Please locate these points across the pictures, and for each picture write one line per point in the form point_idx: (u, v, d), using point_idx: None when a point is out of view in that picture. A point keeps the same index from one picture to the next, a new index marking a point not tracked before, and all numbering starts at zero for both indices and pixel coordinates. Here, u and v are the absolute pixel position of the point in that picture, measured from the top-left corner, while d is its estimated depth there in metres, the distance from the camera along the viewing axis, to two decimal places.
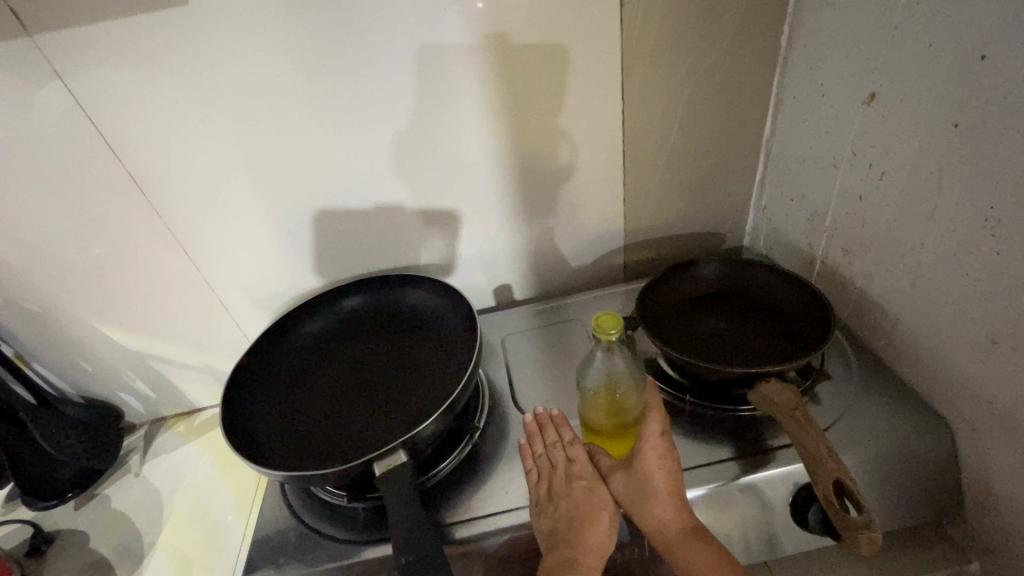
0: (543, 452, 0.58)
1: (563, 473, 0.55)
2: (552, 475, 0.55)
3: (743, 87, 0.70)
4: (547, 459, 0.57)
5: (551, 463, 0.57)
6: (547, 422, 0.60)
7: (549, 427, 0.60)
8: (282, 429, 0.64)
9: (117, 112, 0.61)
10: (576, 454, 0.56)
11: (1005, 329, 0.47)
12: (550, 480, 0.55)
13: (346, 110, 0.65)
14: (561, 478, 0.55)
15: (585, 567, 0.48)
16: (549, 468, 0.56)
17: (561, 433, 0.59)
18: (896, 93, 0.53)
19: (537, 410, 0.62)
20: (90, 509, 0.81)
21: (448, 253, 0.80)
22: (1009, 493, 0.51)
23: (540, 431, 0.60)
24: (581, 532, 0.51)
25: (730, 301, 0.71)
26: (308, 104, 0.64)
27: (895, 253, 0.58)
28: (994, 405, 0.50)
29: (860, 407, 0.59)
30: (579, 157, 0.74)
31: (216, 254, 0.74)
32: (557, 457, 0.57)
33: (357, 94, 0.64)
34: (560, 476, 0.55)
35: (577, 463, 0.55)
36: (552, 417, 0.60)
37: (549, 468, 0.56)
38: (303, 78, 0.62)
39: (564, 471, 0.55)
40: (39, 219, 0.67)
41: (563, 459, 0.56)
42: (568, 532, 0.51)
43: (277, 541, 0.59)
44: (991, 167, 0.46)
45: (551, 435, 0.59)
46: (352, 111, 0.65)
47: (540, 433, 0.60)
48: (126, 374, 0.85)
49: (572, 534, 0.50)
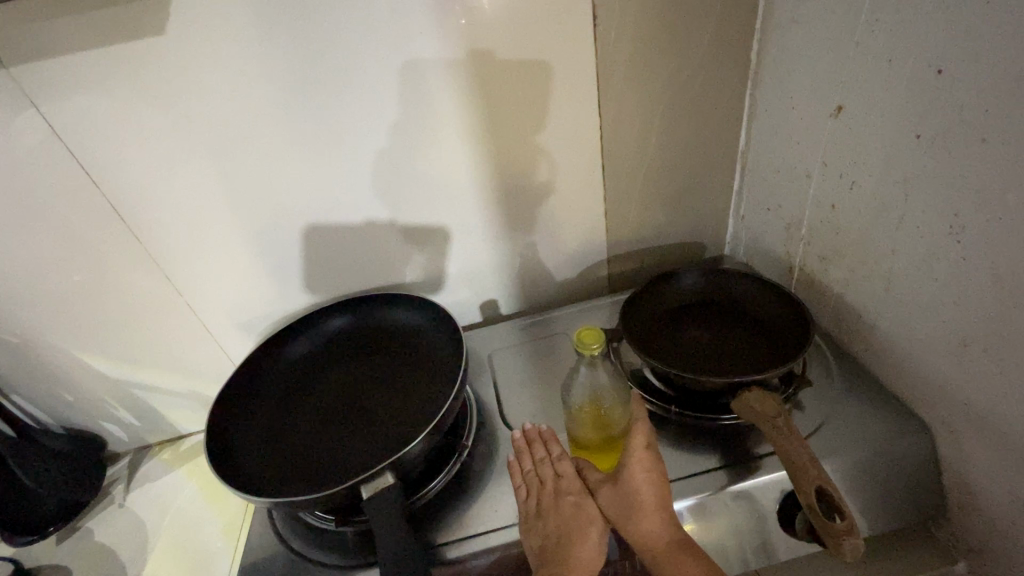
0: (532, 468, 0.58)
1: (551, 489, 0.55)
2: (541, 491, 0.56)
3: (716, 101, 0.72)
4: (536, 475, 0.57)
5: (540, 479, 0.57)
6: (536, 437, 0.60)
7: (538, 444, 0.60)
8: (269, 453, 0.63)
9: (95, 140, 0.61)
10: (564, 468, 0.56)
11: (976, 332, 0.48)
12: (540, 497, 0.55)
13: (327, 129, 0.66)
14: (550, 494, 0.55)
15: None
16: (538, 484, 0.56)
17: (550, 448, 0.59)
18: (861, 106, 0.55)
19: (526, 427, 0.62)
20: (72, 543, 0.79)
21: (433, 271, 0.80)
22: (988, 493, 0.52)
23: (529, 447, 0.60)
24: (569, 548, 0.51)
25: (713, 311, 0.71)
26: (290, 124, 0.65)
27: (869, 260, 0.59)
28: (969, 406, 0.51)
29: (841, 413, 0.60)
30: (559, 172, 0.75)
31: (197, 278, 0.74)
32: (546, 472, 0.57)
33: (337, 114, 0.65)
34: (550, 492, 0.55)
35: (565, 478, 0.56)
36: (540, 432, 0.60)
37: (538, 485, 0.56)
38: (282, 100, 0.63)
39: (553, 487, 0.55)
40: (17, 249, 0.67)
41: (551, 475, 0.56)
42: (557, 549, 0.51)
43: (265, 569, 0.58)
44: (952, 177, 0.47)
45: (539, 451, 0.59)
46: (334, 130, 0.66)
47: (529, 449, 0.60)
48: (109, 403, 0.83)
49: (562, 551, 0.50)
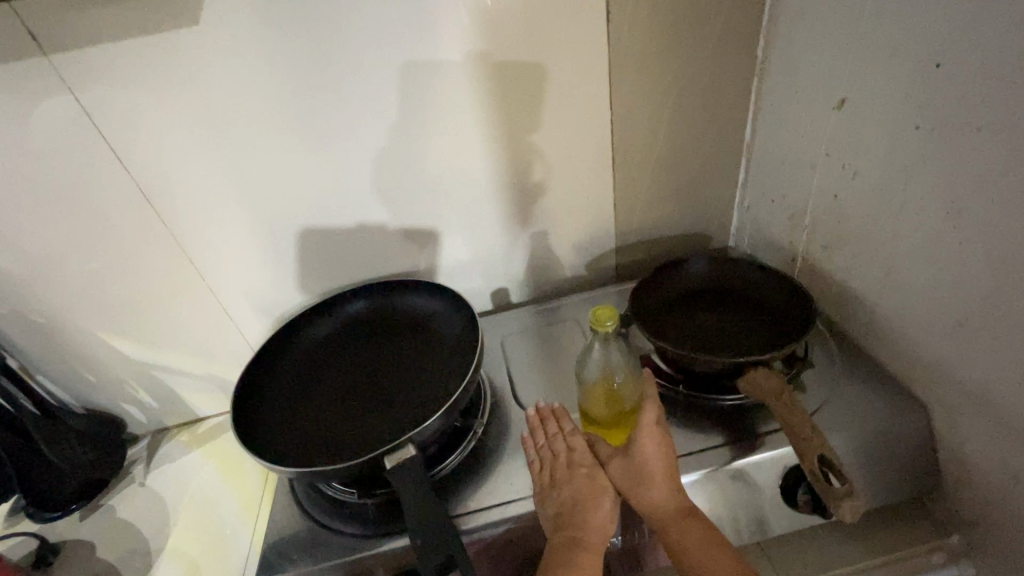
0: (545, 443, 0.61)
1: (564, 462, 0.57)
2: (554, 464, 0.58)
3: (724, 95, 0.75)
4: (549, 449, 0.59)
5: (553, 453, 0.59)
6: (548, 414, 0.62)
7: (551, 420, 0.62)
8: (291, 429, 0.66)
9: (126, 126, 0.64)
10: (576, 442, 0.58)
11: (972, 312, 0.51)
12: (552, 469, 0.57)
13: (331, 128, 0.69)
14: (563, 466, 0.57)
15: (589, 549, 0.51)
16: (552, 457, 0.59)
17: (562, 423, 0.61)
18: (865, 99, 0.58)
19: (539, 404, 0.64)
20: (95, 519, 0.81)
21: (447, 258, 0.83)
22: (981, 468, 0.54)
23: (542, 423, 0.62)
24: (583, 515, 0.53)
25: (718, 297, 0.74)
26: (287, 129, 0.68)
27: (870, 247, 0.62)
28: (964, 384, 0.54)
29: (842, 393, 0.62)
30: (571, 163, 0.77)
31: (219, 262, 0.76)
32: (559, 447, 0.59)
33: (345, 111, 0.68)
34: (562, 464, 0.57)
35: (577, 451, 0.58)
36: (553, 409, 0.63)
37: (551, 458, 0.58)
38: (288, 98, 0.66)
39: (566, 459, 0.58)
40: (49, 232, 0.69)
41: (564, 449, 0.59)
42: (571, 515, 0.53)
43: (290, 538, 0.60)
44: (950, 165, 0.50)
45: (552, 427, 0.61)
46: (337, 129, 0.69)
47: (541, 424, 0.62)
48: (130, 385, 0.86)
49: (576, 518, 0.53)
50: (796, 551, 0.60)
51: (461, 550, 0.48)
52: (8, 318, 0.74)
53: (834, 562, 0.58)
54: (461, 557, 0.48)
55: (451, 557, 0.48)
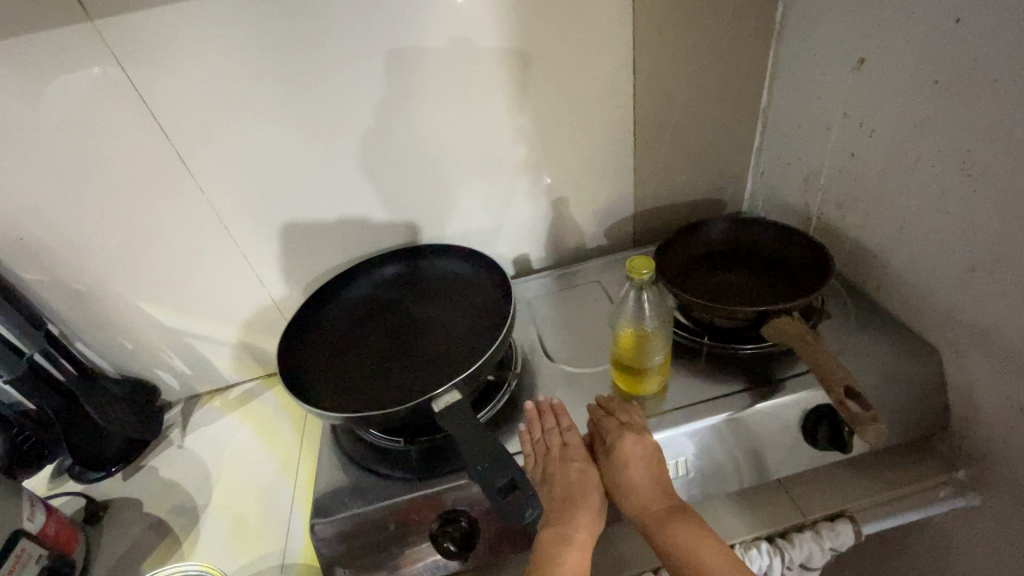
0: (541, 437, 0.63)
1: (557, 456, 0.60)
2: (548, 459, 0.60)
3: (742, 59, 0.77)
4: (544, 443, 0.62)
5: (548, 447, 0.61)
6: (548, 410, 0.64)
7: (549, 415, 0.64)
8: (334, 384, 0.69)
9: (167, 93, 0.65)
10: (571, 438, 0.61)
11: (982, 257, 0.55)
12: (546, 462, 0.60)
13: (338, 106, 0.70)
14: (556, 460, 0.60)
15: (578, 543, 0.53)
16: (545, 450, 0.61)
17: (559, 418, 0.63)
18: (883, 58, 0.60)
19: (539, 399, 0.66)
20: (138, 479, 0.84)
21: (472, 224, 0.85)
22: (987, 404, 0.58)
23: (540, 418, 0.64)
24: (574, 511, 0.55)
25: (737, 257, 0.77)
26: (299, 106, 0.69)
27: (884, 202, 0.65)
28: (973, 325, 0.57)
29: (857, 341, 0.66)
30: (593, 128, 0.79)
31: (253, 229, 0.78)
32: (554, 441, 0.61)
33: (357, 83, 0.69)
34: (556, 459, 0.60)
35: (572, 447, 0.60)
36: (552, 405, 0.64)
37: (545, 452, 0.61)
38: (295, 72, 0.67)
39: (559, 453, 0.60)
40: (87, 200, 0.70)
41: (558, 443, 0.61)
42: (563, 512, 0.56)
43: (338, 484, 0.64)
44: (966, 118, 0.53)
45: (549, 422, 0.63)
46: (344, 107, 0.70)
47: (539, 418, 0.64)
48: (164, 353, 0.87)
49: (567, 512, 0.55)
50: (814, 488, 0.64)
51: (521, 474, 0.51)
52: (48, 286, 0.76)
53: (850, 497, 0.63)
54: (522, 479, 0.51)
55: (513, 480, 0.51)
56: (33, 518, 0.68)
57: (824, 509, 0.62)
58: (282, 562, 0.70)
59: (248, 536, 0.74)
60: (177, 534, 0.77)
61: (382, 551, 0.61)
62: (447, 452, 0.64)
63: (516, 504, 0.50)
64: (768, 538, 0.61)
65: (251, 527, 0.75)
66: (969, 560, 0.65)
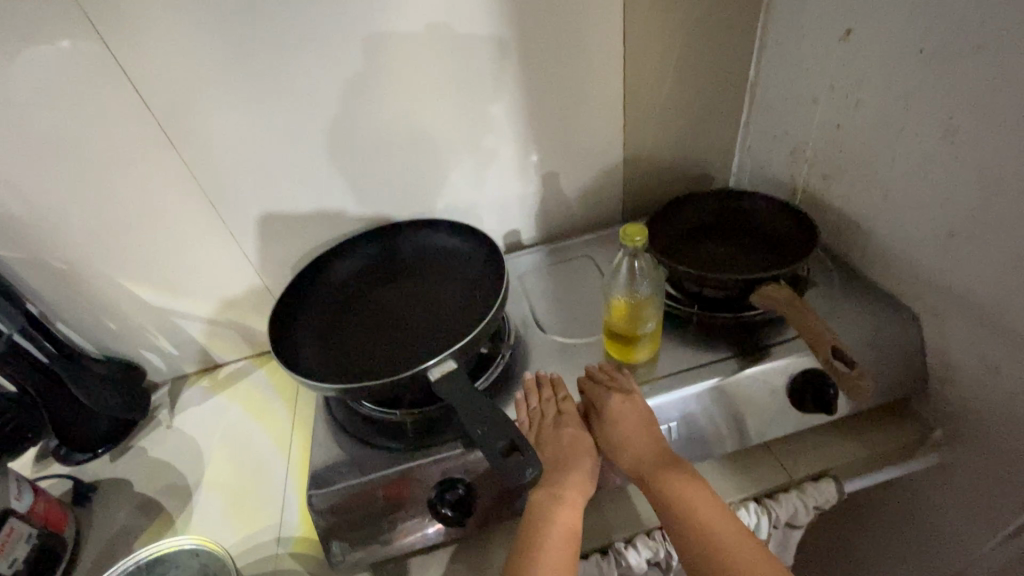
0: (537, 405, 0.63)
1: (552, 422, 0.61)
2: (543, 424, 0.61)
3: (731, 32, 0.77)
4: (540, 411, 0.63)
5: (542, 414, 0.62)
6: (546, 381, 0.65)
7: (547, 385, 0.65)
8: (327, 358, 0.69)
9: (145, 61, 0.63)
10: (566, 406, 0.62)
11: (962, 223, 0.56)
12: (541, 428, 0.61)
13: (319, 80, 0.68)
14: (550, 426, 0.61)
15: (569, 501, 0.54)
16: (540, 417, 0.62)
17: (557, 389, 0.64)
18: (871, 28, 0.61)
19: (539, 371, 0.67)
20: (127, 460, 0.83)
21: (463, 199, 0.84)
22: (963, 365, 0.60)
23: (538, 388, 0.65)
24: (566, 471, 0.57)
25: (725, 229, 0.79)
26: (284, 75, 0.67)
27: (869, 172, 0.66)
28: (952, 289, 0.60)
29: (841, 308, 0.68)
30: (584, 101, 0.79)
31: (238, 205, 0.76)
32: (550, 408, 0.62)
33: (340, 53, 0.67)
34: (550, 424, 0.61)
35: (566, 413, 0.61)
36: (551, 377, 0.65)
37: (541, 418, 0.62)
38: (279, 40, 0.65)
39: (554, 420, 0.61)
40: (65, 175, 0.68)
41: (553, 411, 0.62)
42: (556, 473, 0.57)
43: (335, 456, 0.64)
44: (950, 86, 0.54)
45: (546, 391, 0.64)
46: (327, 79, 0.69)
47: (537, 389, 0.65)
48: (149, 332, 0.86)
49: (559, 473, 0.57)
50: (799, 451, 0.67)
51: (521, 436, 0.52)
52: (27, 264, 0.74)
53: (834, 458, 0.65)
54: (521, 440, 0.52)
55: (513, 442, 0.52)
56: (20, 499, 0.67)
57: (809, 470, 0.64)
58: (278, 536, 0.70)
59: (242, 512, 0.74)
60: (170, 512, 0.76)
61: (380, 521, 0.62)
62: (443, 422, 0.65)
63: (517, 464, 0.51)
64: (756, 498, 0.64)
65: (246, 503, 0.75)
66: (944, 516, 0.68)
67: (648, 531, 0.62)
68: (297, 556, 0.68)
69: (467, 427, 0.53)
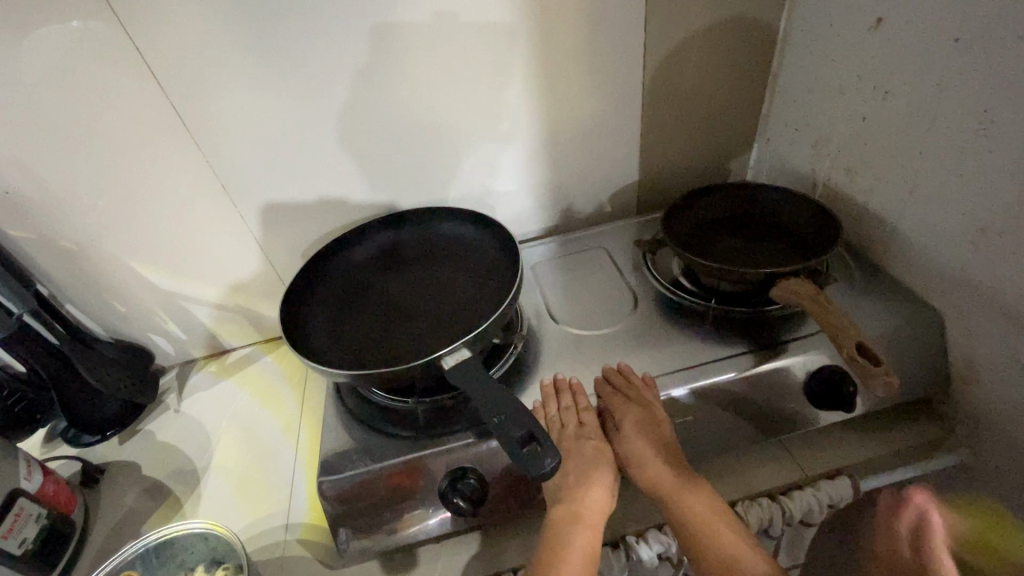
0: (556, 413, 0.62)
1: (573, 433, 0.60)
2: (563, 434, 0.61)
3: (754, 20, 0.75)
4: (559, 419, 0.62)
5: (563, 423, 0.61)
6: (565, 387, 0.64)
7: (566, 392, 0.64)
8: (339, 345, 0.69)
9: (159, 38, 0.61)
10: (587, 416, 0.61)
11: (993, 218, 0.55)
12: (562, 440, 0.60)
13: (335, 62, 0.67)
14: (571, 438, 0.60)
15: (591, 520, 0.55)
16: (561, 427, 0.61)
17: (577, 397, 0.63)
18: (903, 16, 0.59)
19: (557, 375, 0.65)
20: (135, 443, 0.83)
21: (476, 187, 0.83)
22: (988, 365, 0.59)
23: (557, 394, 0.64)
24: (587, 488, 0.57)
25: (744, 224, 0.77)
26: (300, 55, 0.66)
27: (896, 166, 0.65)
28: (980, 286, 0.58)
29: (863, 304, 0.66)
30: (601, 89, 0.77)
31: (250, 188, 0.75)
32: (570, 418, 0.61)
33: (358, 36, 0.66)
34: (571, 436, 0.60)
35: (588, 425, 0.61)
36: (571, 383, 0.64)
37: (561, 428, 0.61)
38: (295, 18, 0.63)
39: (575, 430, 0.61)
40: (74, 153, 0.67)
41: (574, 420, 0.61)
42: (574, 487, 0.57)
43: (345, 444, 0.63)
44: (986, 76, 0.52)
45: (566, 399, 0.63)
46: (343, 61, 0.67)
47: (556, 395, 0.64)
48: (159, 316, 0.85)
49: (580, 490, 0.56)
50: (814, 448, 0.66)
51: (539, 426, 0.52)
52: (38, 244, 0.73)
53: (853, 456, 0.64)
54: (539, 431, 0.51)
55: (531, 432, 0.51)
56: (30, 479, 0.67)
57: (826, 468, 0.64)
58: (286, 523, 0.70)
59: (249, 498, 0.74)
60: (178, 496, 0.76)
61: (387, 511, 0.61)
62: (454, 412, 0.64)
63: (534, 457, 0.50)
64: (770, 494, 0.63)
65: (254, 489, 0.75)
66: None
67: (659, 526, 0.62)
68: (306, 542, 0.67)
69: (483, 415, 0.52)
